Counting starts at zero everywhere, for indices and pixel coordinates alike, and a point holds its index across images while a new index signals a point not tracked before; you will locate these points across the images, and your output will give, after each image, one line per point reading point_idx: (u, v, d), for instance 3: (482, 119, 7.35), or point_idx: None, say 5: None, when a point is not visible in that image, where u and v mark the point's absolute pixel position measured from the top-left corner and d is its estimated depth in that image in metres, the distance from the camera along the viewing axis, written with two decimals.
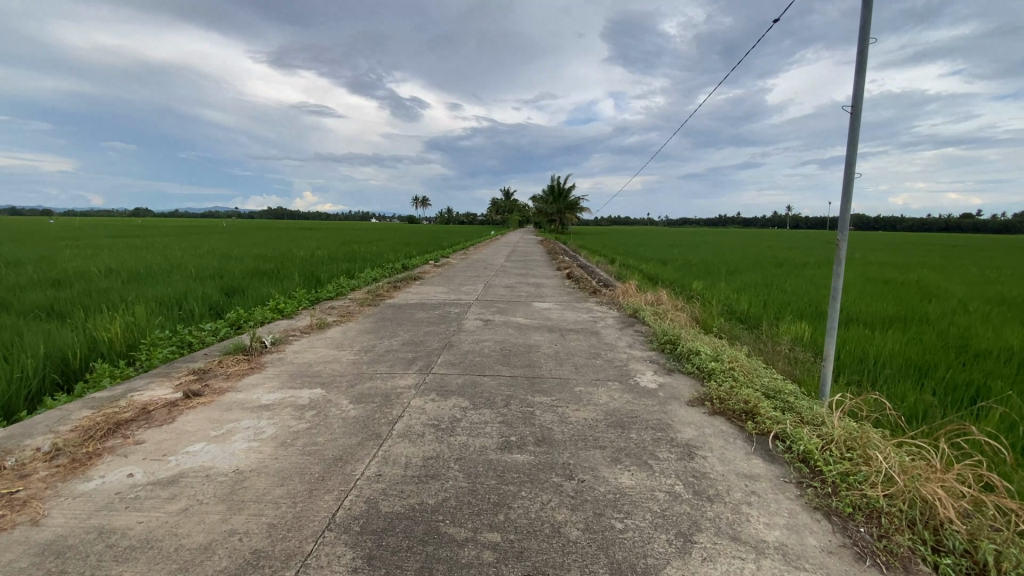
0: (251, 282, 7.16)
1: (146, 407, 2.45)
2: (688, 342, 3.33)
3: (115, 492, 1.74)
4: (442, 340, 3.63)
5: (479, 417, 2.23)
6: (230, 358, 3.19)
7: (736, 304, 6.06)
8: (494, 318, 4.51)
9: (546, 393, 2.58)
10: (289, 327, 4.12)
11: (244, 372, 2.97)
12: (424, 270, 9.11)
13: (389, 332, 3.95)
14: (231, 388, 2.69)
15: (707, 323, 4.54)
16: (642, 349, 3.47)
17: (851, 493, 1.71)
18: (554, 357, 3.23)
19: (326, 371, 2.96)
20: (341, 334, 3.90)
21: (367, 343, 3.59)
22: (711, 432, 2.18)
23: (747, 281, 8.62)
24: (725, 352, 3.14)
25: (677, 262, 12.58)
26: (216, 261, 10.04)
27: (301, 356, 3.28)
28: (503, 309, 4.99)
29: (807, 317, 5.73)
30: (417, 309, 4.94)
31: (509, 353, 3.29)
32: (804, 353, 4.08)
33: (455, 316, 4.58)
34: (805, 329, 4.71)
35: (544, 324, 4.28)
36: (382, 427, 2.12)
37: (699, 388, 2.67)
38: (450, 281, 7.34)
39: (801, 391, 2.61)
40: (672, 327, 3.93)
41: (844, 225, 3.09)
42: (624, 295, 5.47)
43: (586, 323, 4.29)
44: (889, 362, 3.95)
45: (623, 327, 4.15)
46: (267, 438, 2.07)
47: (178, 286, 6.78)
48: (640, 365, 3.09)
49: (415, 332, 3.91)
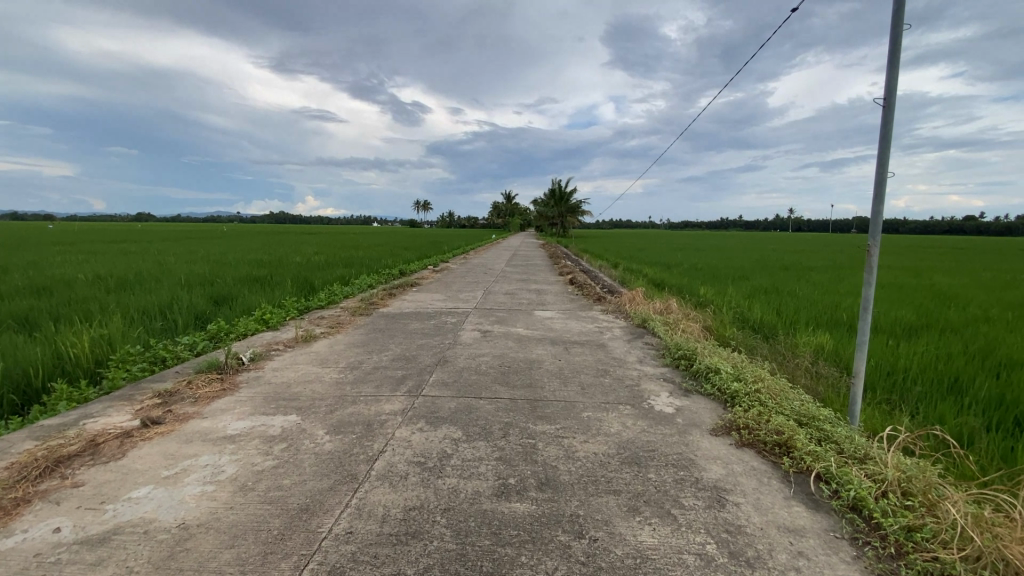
0: (241, 290, 6.88)
1: (96, 439, 2.15)
2: (705, 358, 3.04)
3: (35, 553, 1.43)
4: (436, 355, 3.34)
5: (472, 453, 1.93)
6: (201, 377, 2.90)
7: (749, 312, 5.76)
8: (493, 329, 4.21)
9: (550, 420, 2.28)
10: (272, 340, 3.82)
11: (215, 395, 2.68)
12: (422, 275, 8.82)
13: (379, 346, 3.66)
14: (196, 415, 2.40)
15: (722, 335, 4.24)
16: (654, 365, 3.18)
17: (920, 556, 1.42)
18: (558, 375, 2.93)
19: (305, 394, 2.66)
20: (327, 348, 3.61)
21: (354, 359, 3.30)
22: (741, 470, 1.87)
23: (756, 286, 8.32)
24: (747, 370, 2.85)
25: (681, 266, 12.32)
26: (209, 266, 9.78)
27: (280, 376, 2.99)
28: (503, 319, 4.70)
29: (825, 326, 5.42)
30: (411, 319, 4.65)
31: (508, 371, 2.99)
32: (827, 367, 3.78)
33: (451, 327, 4.29)
34: (826, 340, 4.41)
35: (546, 335, 3.98)
36: (359, 467, 1.82)
37: (721, 414, 2.37)
38: (449, 288, 7.05)
39: (839, 419, 2.31)
40: (686, 340, 3.63)
41: (877, 230, 2.81)
42: (631, 302, 5.18)
43: (592, 335, 3.99)
44: (921, 378, 3.65)
45: (631, 339, 3.85)
46: (225, 480, 1.78)
47: (164, 294, 6.50)
48: (653, 385, 2.80)
49: (407, 346, 3.62)
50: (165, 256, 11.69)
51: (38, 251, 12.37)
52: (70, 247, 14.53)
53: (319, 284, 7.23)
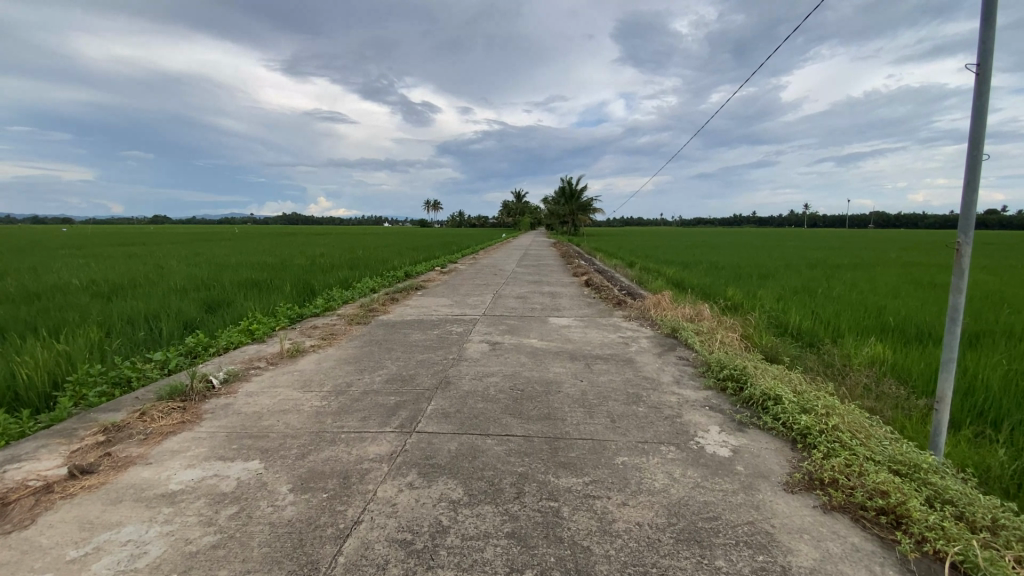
0: (237, 295, 6.47)
1: (6, 496, 1.71)
2: (759, 380, 2.54)
3: None
4: (437, 375, 2.85)
5: (475, 526, 1.46)
6: (159, 407, 2.46)
7: (788, 318, 5.17)
8: (503, 341, 3.72)
9: (576, 469, 1.80)
10: (253, 356, 3.37)
11: (169, 430, 2.24)
12: (429, 278, 8.34)
13: (373, 363, 3.19)
14: (138, 461, 1.96)
15: (765, 347, 3.72)
16: (695, 388, 2.67)
17: None
18: (581, 402, 2.44)
19: (276, 430, 2.20)
20: (314, 366, 3.14)
21: (341, 381, 2.83)
22: (840, 554, 1.39)
23: (786, 287, 7.77)
24: (814, 397, 2.35)
25: (700, 266, 11.32)
26: (209, 270, 9.42)
27: (253, 403, 2.54)
28: (514, 328, 4.20)
29: (875, 333, 4.82)
30: (413, 328, 4.19)
31: (522, 396, 2.50)
32: (892, 384, 3.25)
33: (456, 338, 3.80)
34: (883, 350, 3.88)
35: (565, 348, 3.48)
36: (325, 550, 1.36)
37: (793, 462, 1.88)
38: (456, 291, 6.59)
39: (949, 474, 1.81)
40: (728, 354, 3.13)
41: (968, 226, 2.30)
42: (656, 308, 4.65)
43: (616, 347, 3.48)
44: (1009, 399, 3.08)
45: (663, 354, 3.33)
46: (143, 568, 1.33)
47: (155, 300, 6.11)
48: (698, 417, 2.30)
49: (403, 363, 3.14)
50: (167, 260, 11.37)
51: (39, 255, 12.09)
52: (76, 249, 14.36)
53: (318, 288, 6.80)
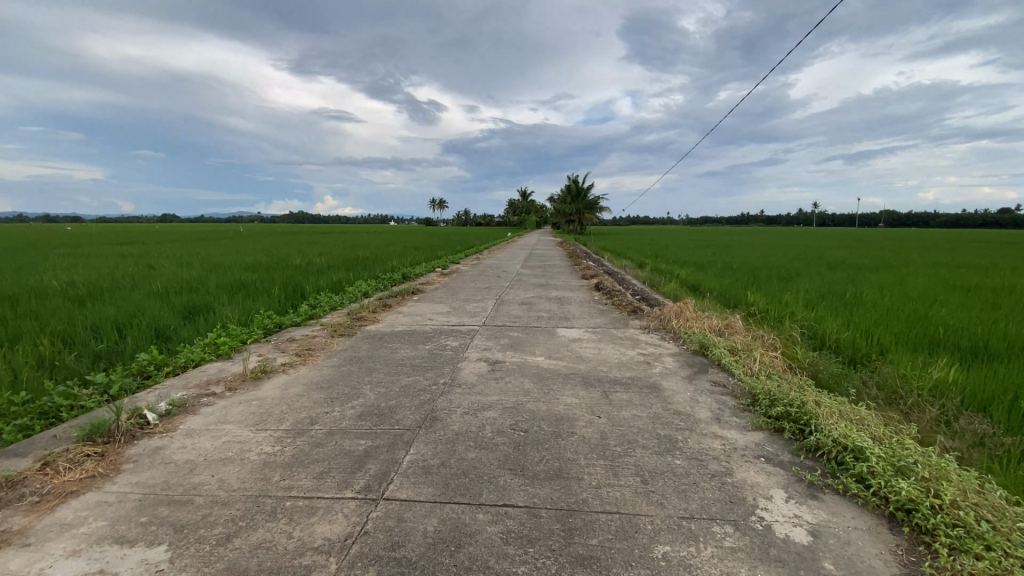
0: (218, 299, 5.98)
1: None
2: (827, 423, 2.03)
3: None
4: (421, 408, 2.33)
5: None
6: (70, 454, 1.97)
7: (826, 329, 4.59)
8: (504, 359, 3.20)
9: (602, 569, 1.28)
10: (210, 379, 2.87)
11: (71, 491, 1.76)
12: (430, 280, 7.96)
13: (348, 390, 2.67)
14: (11, 544, 1.48)
15: (812, 370, 3.19)
16: (741, 430, 2.14)
17: None
18: (601, 451, 1.92)
19: (205, 493, 1.69)
20: (278, 393, 2.63)
21: (304, 415, 2.31)
22: None
23: (811, 291, 7.21)
24: (905, 451, 1.83)
25: (715, 268, 10.57)
26: (199, 270, 8.95)
27: (189, 450, 2.03)
28: (517, 342, 3.66)
29: (928, 350, 4.24)
30: (402, 342, 3.67)
31: (525, 441, 1.99)
32: (970, 416, 2.70)
33: (450, 356, 3.26)
34: (947, 369, 3.33)
35: (577, 370, 2.94)
36: None
37: (903, 559, 1.37)
38: (455, 296, 6.07)
39: None
40: (776, 382, 2.60)
41: None
42: (679, 318, 4.12)
43: (637, 369, 2.95)
44: None
45: (693, 379, 2.80)
46: None
47: (128, 305, 5.62)
48: (754, 477, 1.77)
49: (384, 391, 2.61)
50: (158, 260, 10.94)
51: (30, 255, 11.67)
52: (71, 249, 14.06)
53: (308, 292, 6.29)
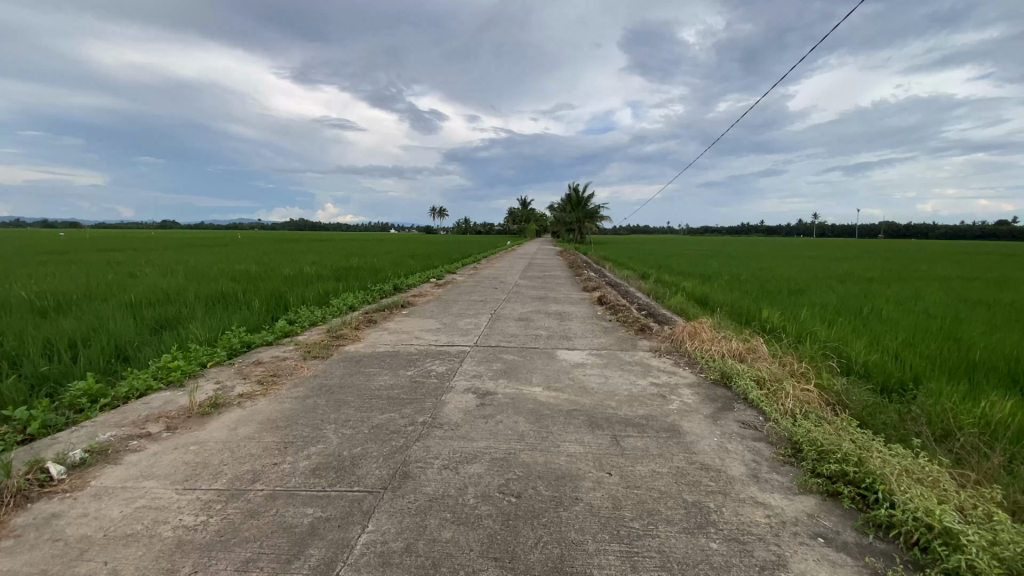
0: (192, 312, 5.57)
1: None
2: (897, 490, 1.60)
3: None
4: (390, 459, 1.90)
5: None
6: None
7: (851, 351, 4.18)
8: (496, 390, 2.76)
9: None
10: (149, 417, 2.45)
11: None
12: (422, 291, 7.55)
13: (308, 431, 2.23)
14: None
15: (849, 405, 2.77)
16: (787, 495, 1.71)
17: None
18: (612, 529, 1.49)
19: None
20: (223, 437, 2.20)
21: (247, 469, 1.88)
22: None
23: (827, 306, 6.78)
24: (1009, 535, 1.40)
25: (720, 279, 10.17)
26: (181, 280, 8.54)
27: (89, 521, 1.60)
28: (512, 367, 3.23)
29: (967, 376, 3.82)
30: (381, 366, 3.24)
31: (516, 512, 1.56)
32: None
33: (434, 385, 2.83)
34: (1006, 403, 2.88)
35: (580, 406, 2.51)
36: None
37: None
38: (447, 310, 5.64)
39: None
40: (818, 427, 2.18)
41: None
42: (692, 340, 3.70)
43: (651, 405, 2.52)
44: None
45: (718, 419, 2.36)
46: None
47: (92, 319, 5.20)
48: (816, 571, 1.34)
49: (350, 433, 2.18)
50: (141, 268, 10.53)
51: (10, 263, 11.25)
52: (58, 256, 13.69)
53: (290, 305, 5.87)
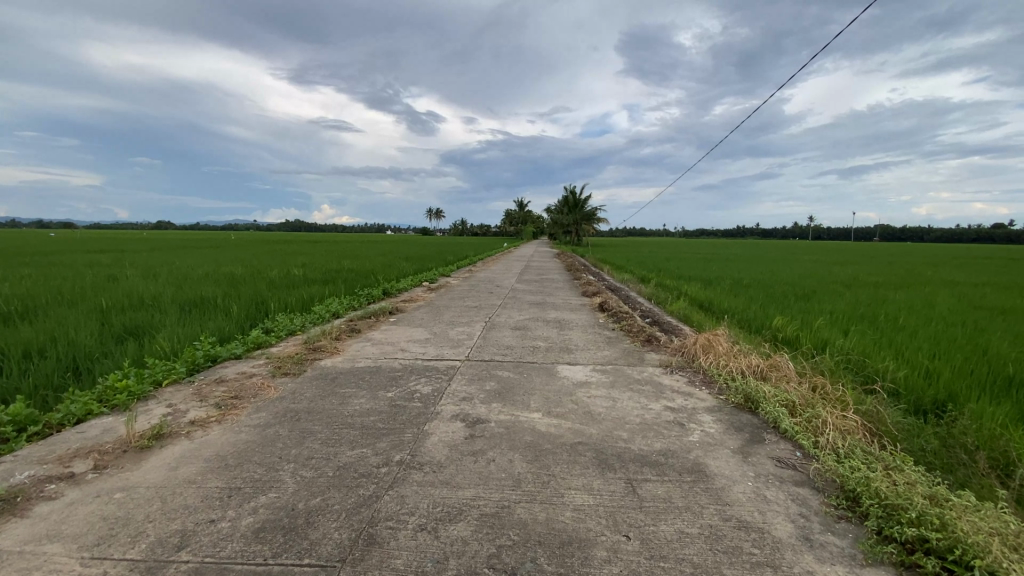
0: (163, 319, 5.16)
1: None
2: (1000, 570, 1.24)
3: None
4: (354, 517, 1.53)
5: None
6: None
7: (875, 365, 3.84)
8: (489, 416, 2.40)
9: None
10: (77, 453, 2.06)
11: None
12: (414, 296, 7.17)
13: (261, 472, 1.86)
14: None
15: (892, 433, 2.42)
16: (854, 569, 1.35)
17: None
18: None
19: None
20: (157, 482, 1.82)
21: (176, 530, 1.51)
22: None
23: (839, 313, 6.44)
24: None
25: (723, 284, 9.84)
26: (161, 283, 8.14)
27: None
28: (507, 387, 2.85)
29: (1004, 393, 3.49)
30: (358, 386, 2.86)
31: None
32: None
33: (417, 410, 2.46)
34: None
35: (586, 438, 2.14)
36: None
37: None
38: (439, 318, 5.26)
39: None
40: (873, 469, 1.82)
41: None
42: (706, 354, 3.35)
43: (669, 437, 2.16)
44: None
45: (748, 456, 2.01)
46: None
47: (53, 325, 4.79)
48: None
49: (310, 475, 1.81)
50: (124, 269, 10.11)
51: None
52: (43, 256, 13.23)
53: (270, 312, 5.49)
